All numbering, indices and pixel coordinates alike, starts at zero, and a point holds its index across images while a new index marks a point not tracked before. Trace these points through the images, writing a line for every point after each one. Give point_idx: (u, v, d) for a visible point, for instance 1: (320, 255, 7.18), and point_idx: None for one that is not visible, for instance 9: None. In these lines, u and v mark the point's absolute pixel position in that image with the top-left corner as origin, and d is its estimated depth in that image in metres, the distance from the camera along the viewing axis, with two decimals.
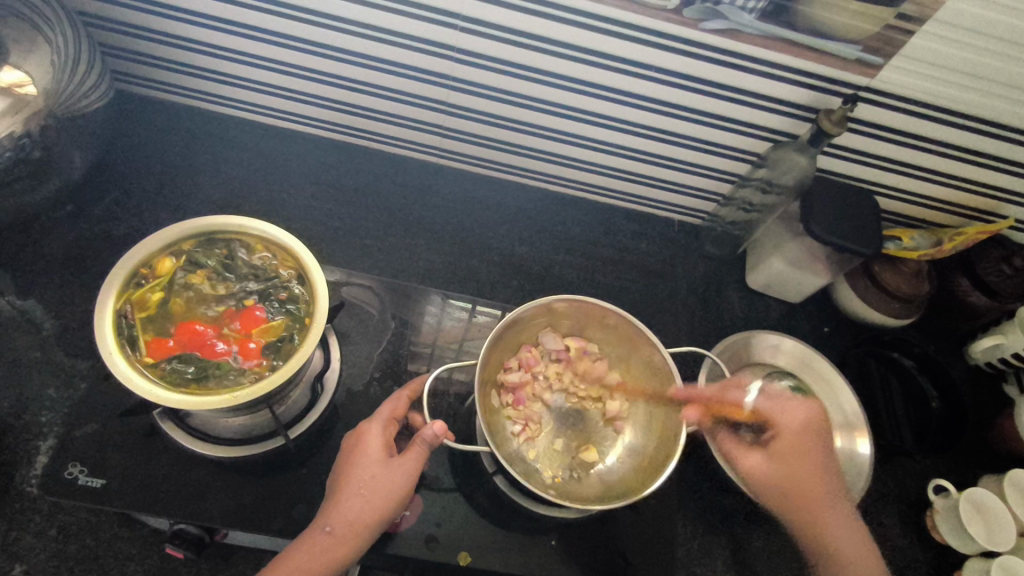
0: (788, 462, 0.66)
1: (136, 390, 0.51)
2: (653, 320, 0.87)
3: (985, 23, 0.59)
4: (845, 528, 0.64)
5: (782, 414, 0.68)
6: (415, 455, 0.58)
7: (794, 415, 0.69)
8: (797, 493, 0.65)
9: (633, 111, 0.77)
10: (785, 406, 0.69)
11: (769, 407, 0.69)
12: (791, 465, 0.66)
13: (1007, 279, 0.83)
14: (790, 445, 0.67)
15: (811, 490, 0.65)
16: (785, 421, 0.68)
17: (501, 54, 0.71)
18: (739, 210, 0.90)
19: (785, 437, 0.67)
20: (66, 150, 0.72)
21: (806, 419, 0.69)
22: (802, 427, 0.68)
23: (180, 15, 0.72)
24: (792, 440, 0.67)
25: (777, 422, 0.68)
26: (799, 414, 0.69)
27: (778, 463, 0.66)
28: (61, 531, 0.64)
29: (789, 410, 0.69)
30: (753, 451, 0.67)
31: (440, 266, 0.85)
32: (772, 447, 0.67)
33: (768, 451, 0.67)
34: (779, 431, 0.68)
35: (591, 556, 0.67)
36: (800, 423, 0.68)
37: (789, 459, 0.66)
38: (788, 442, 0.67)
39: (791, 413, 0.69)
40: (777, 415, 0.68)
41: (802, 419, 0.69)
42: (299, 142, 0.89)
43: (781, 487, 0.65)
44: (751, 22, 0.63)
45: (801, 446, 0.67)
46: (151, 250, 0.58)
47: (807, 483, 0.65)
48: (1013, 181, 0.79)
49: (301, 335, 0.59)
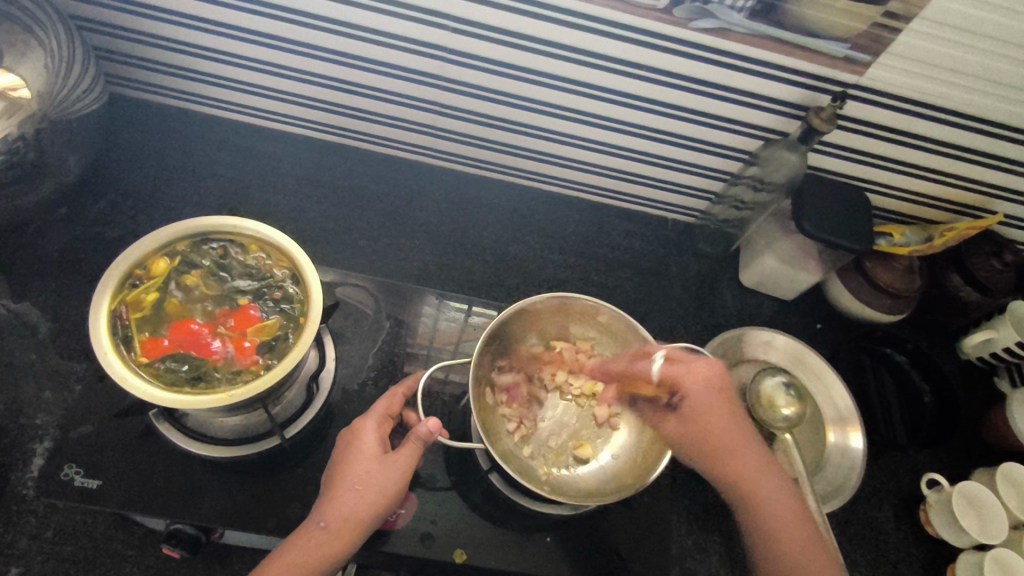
0: (698, 425, 0.62)
1: (132, 390, 0.51)
2: (647, 318, 0.87)
3: (970, 20, 0.60)
4: (772, 486, 0.60)
5: (682, 375, 0.64)
6: (410, 451, 0.58)
7: (695, 371, 0.64)
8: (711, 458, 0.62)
9: (624, 110, 0.78)
10: (684, 365, 0.65)
11: (671, 368, 0.65)
12: (701, 429, 0.62)
13: (997, 273, 0.85)
14: (700, 407, 0.63)
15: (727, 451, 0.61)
16: (687, 384, 0.64)
17: (490, 54, 0.72)
18: (731, 207, 0.91)
19: (691, 397, 0.63)
20: (60, 153, 0.72)
21: (711, 375, 0.64)
22: (707, 385, 0.63)
23: (171, 18, 0.73)
24: (699, 402, 0.63)
25: (680, 384, 0.64)
26: (702, 371, 0.64)
27: (690, 429, 0.63)
28: (57, 532, 0.65)
29: (687, 371, 0.64)
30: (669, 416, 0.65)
31: (435, 266, 0.85)
32: (682, 409, 0.64)
33: (681, 414, 0.64)
34: (685, 392, 0.63)
35: (587, 552, 0.67)
36: (704, 381, 0.64)
37: (699, 423, 0.62)
38: (696, 404, 0.63)
39: (694, 373, 0.64)
40: (679, 375, 0.64)
41: (707, 376, 0.64)
42: (293, 144, 0.89)
43: (693, 452, 0.62)
44: (740, 21, 0.63)
45: (711, 409, 0.63)
46: (146, 251, 0.58)
47: (721, 445, 0.61)
48: (1002, 177, 0.80)
49: (295, 334, 0.59)
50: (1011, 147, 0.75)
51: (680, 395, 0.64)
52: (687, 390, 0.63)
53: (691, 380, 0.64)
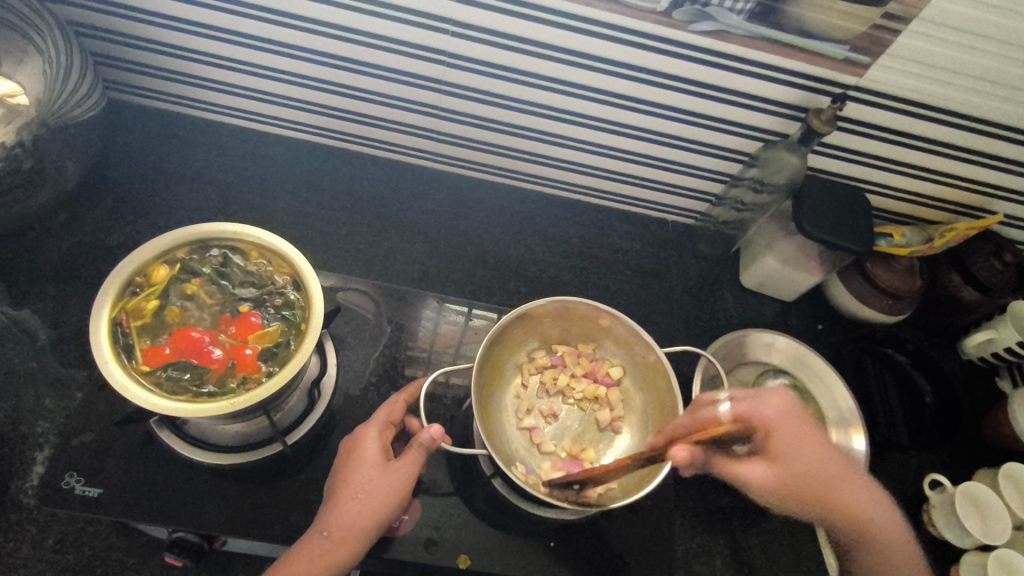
0: (799, 471, 0.56)
1: (133, 399, 0.51)
2: (648, 320, 0.87)
3: (970, 21, 0.60)
4: (869, 502, 0.59)
5: (761, 416, 0.56)
6: (412, 458, 0.58)
7: (776, 407, 0.56)
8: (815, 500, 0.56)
9: (624, 113, 0.78)
10: (760, 405, 0.56)
11: (747, 409, 0.56)
12: (801, 476, 0.56)
13: (997, 273, 0.85)
14: (795, 450, 0.56)
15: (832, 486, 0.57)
16: (771, 420, 0.56)
17: (489, 58, 0.72)
18: (731, 209, 0.91)
19: (780, 438, 0.56)
20: (58, 159, 0.72)
21: (788, 406, 0.57)
22: (790, 421, 0.57)
23: (169, 23, 0.72)
24: (789, 444, 0.56)
25: (761, 426, 0.56)
26: (780, 405, 0.57)
27: (790, 477, 0.55)
28: (58, 542, 0.64)
29: (765, 403, 0.57)
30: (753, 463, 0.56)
31: (435, 270, 0.85)
32: (773, 455, 0.56)
33: (770, 460, 0.56)
34: (772, 435, 0.56)
35: (590, 556, 0.67)
36: (787, 417, 0.57)
37: (797, 467, 0.56)
38: (785, 447, 0.56)
39: (772, 405, 0.57)
40: (758, 416, 0.56)
41: (785, 409, 0.57)
42: (292, 149, 0.89)
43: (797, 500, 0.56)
44: (739, 23, 0.63)
45: (804, 446, 0.56)
46: (146, 259, 0.58)
47: (822, 485, 0.56)
48: (1002, 177, 0.80)
49: (297, 340, 0.59)
50: (1010, 147, 0.75)
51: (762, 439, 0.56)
52: (774, 427, 0.56)
53: (775, 415, 0.56)
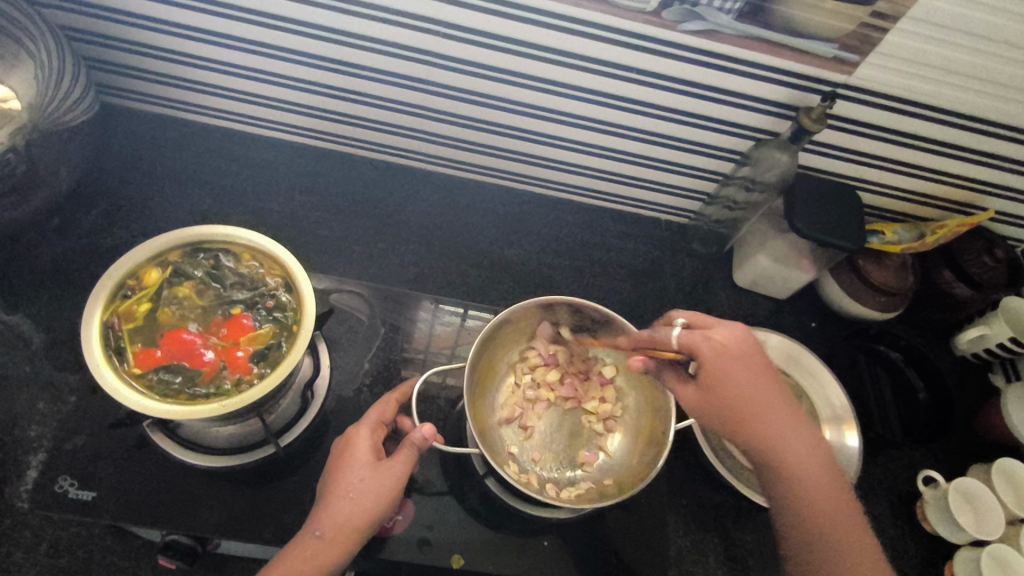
0: (726, 401, 0.57)
1: (124, 402, 0.51)
2: (641, 320, 0.88)
3: (958, 19, 0.61)
4: (806, 460, 0.58)
5: (699, 346, 0.58)
6: (404, 458, 0.58)
7: (717, 344, 0.58)
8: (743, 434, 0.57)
9: (615, 113, 0.78)
10: (700, 337, 0.58)
11: (689, 339, 0.58)
12: (729, 406, 0.57)
13: (989, 270, 0.85)
14: (724, 382, 0.57)
15: (764, 428, 0.57)
16: (707, 353, 0.58)
17: (479, 59, 0.72)
18: (724, 208, 0.91)
19: (712, 370, 0.57)
20: (51, 163, 0.72)
21: (727, 344, 0.58)
22: (730, 357, 0.58)
23: (159, 26, 0.73)
24: (725, 377, 0.57)
25: (697, 357, 0.58)
26: (719, 343, 0.58)
27: (714, 403, 0.57)
28: (52, 546, 0.65)
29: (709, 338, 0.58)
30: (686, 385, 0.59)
31: (429, 271, 0.85)
32: (704, 383, 0.58)
33: (701, 387, 0.58)
34: (702, 365, 0.58)
35: (583, 554, 0.67)
36: (724, 353, 0.58)
37: (724, 397, 0.57)
38: (717, 378, 0.57)
39: (714, 340, 0.58)
40: (697, 347, 0.58)
41: (727, 346, 0.58)
42: (286, 152, 0.89)
43: (721, 426, 0.58)
44: (728, 22, 0.64)
45: (732, 385, 0.57)
46: (137, 261, 0.58)
47: (752, 421, 0.57)
48: (992, 173, 0.81)
49: (288, 342, 0.59)
50: (1000, 144, 0.76)
51: (697, 367, 0.58)
52: (707, 358, 0.58)
53: (713, 349, 0.58)
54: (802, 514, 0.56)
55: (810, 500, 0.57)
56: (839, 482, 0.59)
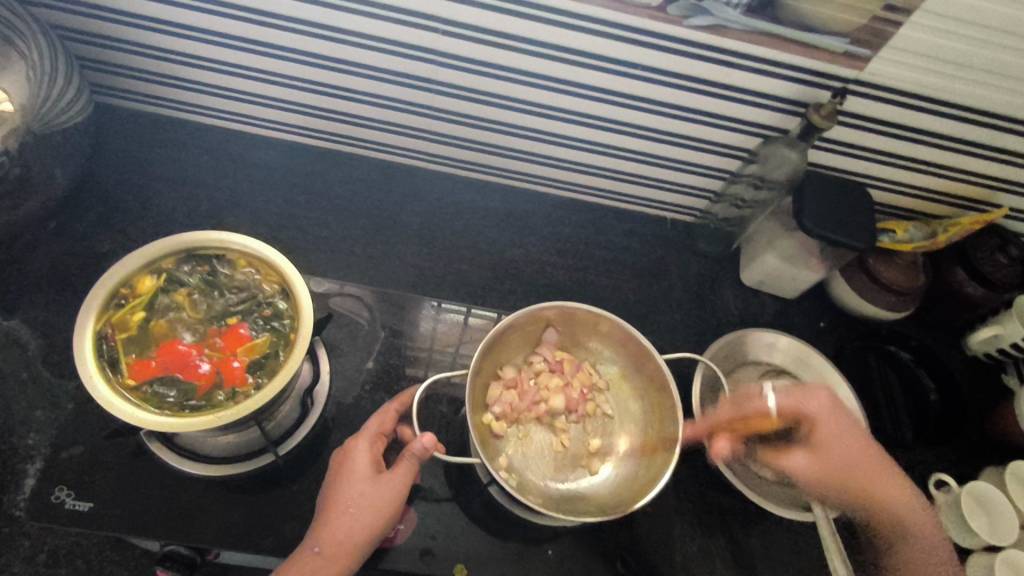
0: (838, 459, 0.64)
1: (118, 414, 0.50)
2: (647, 321, 0.86)
3: (974, 12, 0.59)
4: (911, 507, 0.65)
5: (808, 406, 0.65)
6: (404, 470, 0.57)
7: (820, 402, 0.65)
8: (853, 489, 0.64)
9: (621, 110, 0.76)
10: (807, 398, 0.65)
11: (795, 403, 0.65)
12: (848, 467, 0.64)
13: (1002, 268, 0.83)
14: (842, 446, 0.64)
15: (861, 476, 0.64)
16: (813, 410, 0.65)
17: (479, 56, 0.70)
18: (731, 206, 0.89)
19: (829, 431, 0.64)
20: (47, 166, 0.71)
21: (834, 400, 0.65)
22: (834, 417, 0.64)
23: (151, 25, 0.71)
24: (831, 432, 0.64)
25: (806, 415, 0.65)
26: (827, 399, 0.65)
27: (829, 466, 0.64)
28: (50, 556, 0.66)
29: (813, 396, 0.65)
30: (796, 454, 0.65)
31: (431, 271, 0.84)
32: (814, 447, 0.64)
33: (813, 451, 0.64)
34: (818, 429, 0.64)
35: (588, 563, 0.66)
36: (832, 410, 0.65)
37: (844, 457, 0.64)
38: (832, 442, 0.64)
39: (817, 398, 0.65)
40: (803, 407, 0.65)
41: (832, 405, 0.65)
42: (285, 150, 0.88)
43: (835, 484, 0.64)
44: (737, 17, 0.62)
45: (853, 442, 0.64)
46: (130, 269, 0.57)
47: (856, 471, 0.64)
48: (1007, 170, 0.78)
49: (286, 352, 0.58)
50: (1015, 139, 0.73)
51: (806, 429, 0.65)
52: (814, 416, 0.64)
53: (819, 408, 0.65)
54: (903, 542, 0.64)
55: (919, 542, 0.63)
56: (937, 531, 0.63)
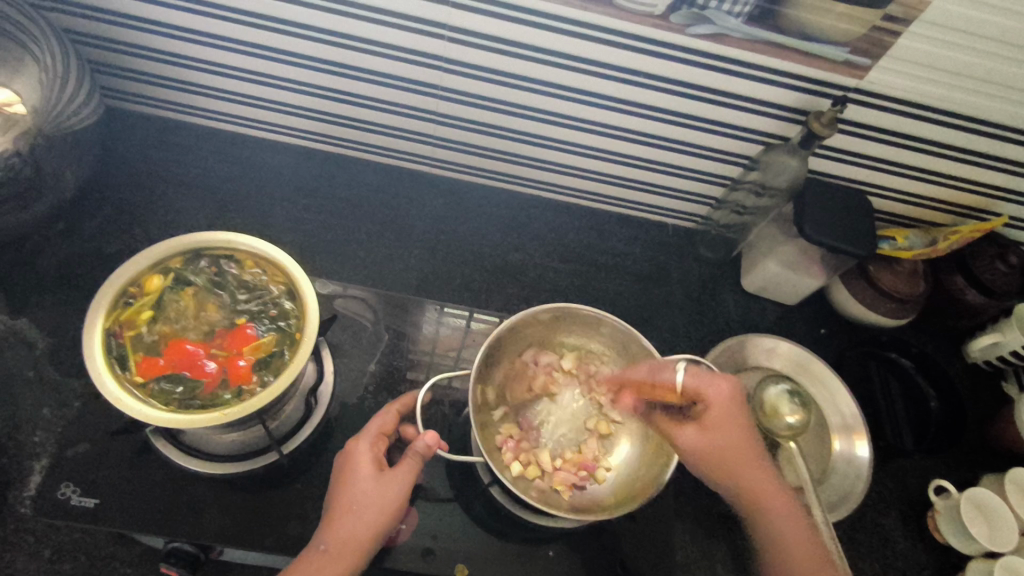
0: (722, 444, 0.59)
1: (126, 410, 0.51)
2: (649, 327, 0.87)
3: (972, 22, 0.59)
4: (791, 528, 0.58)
5: (707, 389, 0.59)
6: (408, 467, 0.58)
7: (719, 391, 0.59)
8: (721, 471, 0.59)
9: (624, 117, 0.77)
10: (706, 382, 0.59)
11: (696, 382, 0.59)
12: (725, 452, 0.59)
13: (1002, 277, 0.84)
14: (727, 427, 0.59)
15: (738, 470, 0.59)
16: (713, 396, 0.59)
17: (484, 63, 0.71)
18: (732, 212, 0.90)
19: (718, 420, 0.59)
20: (58, 167, 0.72)
21: (735, 391, 0.60)
22: (732, 411, 0.59)
23: (163, 30, 0.72)
24: (724, 421, 0.59)
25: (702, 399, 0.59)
26: (726, 392, 0.59)
27: (715, 443, 0.59)
28: (54, 552, 0.65)
29: (713, 384, 0.60)
30: (687, 430, 0.60)
31: (435, 275, 0.85)
32: (703, 427, 0.59)
33: (700, 429, 0.59)
34: (709, 407, 0.59)
35: (588, 564, 0.66)
36: (729, 403, 0.59)
37: (728, 441, 0.59)
38: (723, 423, 0.59)
39: (720, 389, 0.59)
40: (702, 391, 0.59)
41: (731, 394, 0.60)
42: (292, 154, 0.89)
43: (713, 469, 0.59)
44: (738, 26, 0.63)
45: (737, 433, 0.59)
46: (139, 268, 0.58)
47: (738, 464, 0.59)
48: (1007, 178, 0.79)
49: (292, 351, 0.59)
50: (1014, 147, 0.74)
51: (700, 406, 0.60)
52: (712, 402, 0.59)
53: (717, 398, 0.59)
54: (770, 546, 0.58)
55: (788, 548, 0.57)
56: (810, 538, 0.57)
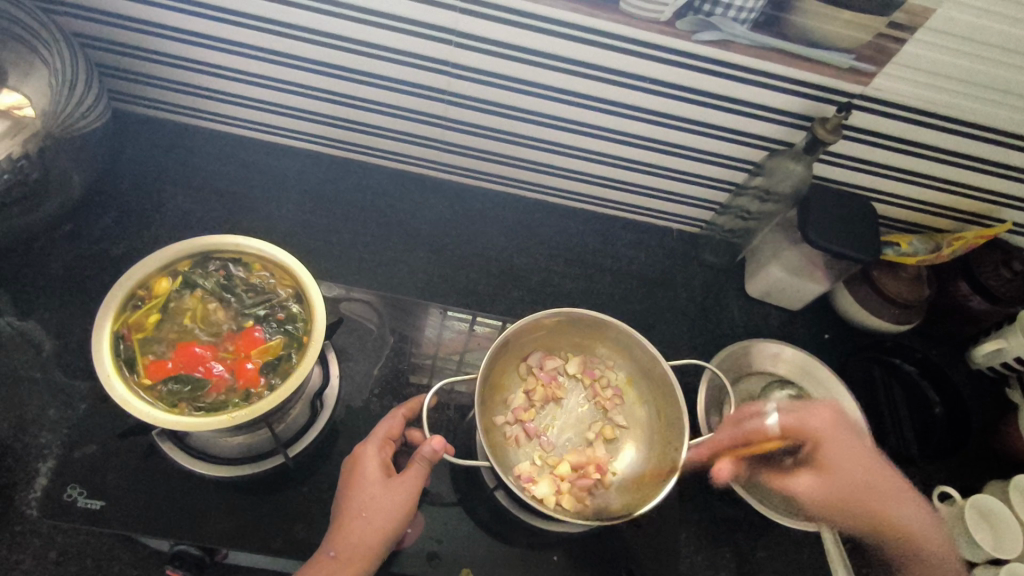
0: (846, 471, 0.67)
1: (133, 412, 0.51)
2: (653, 332, 0.87)
3: (978, 30, 0.60)
4: (916, 517, 0.67)
5: (811, 422, 0.68)
6: (415, 471, 0.58)
7: (821, 418, 0.69)
8: (853, 498, 0.66)
9: (630, 122, 0.77)
10: (806, 416, 0.69)
11: (797, 423, 0.68)
12: (850, 475, 0.67)
13: (1006, 283, 0.83)
14: (845, 458, 0.67)
15: (867, 487, 0.67)
16: (814, 428, 0.68)
17: (492, 68, 0.72)
18: (736, 218, 0.90)
19: (828, 445, 0.68)
20: (66, 170, 0.72)
21: (834, 416, 0.70)
22: (840, 435, 0.68)
23: (173, 34, 0.73)
24: (836, 450, 0.67)
25: (808, 433, 0.68)
26: (828, 416, 0.70)
27: (836, 474, 0.67)
28: (60, 553, 0.65)
29: (812, 414, 0.69)
30: (804, 474, 0.68)
31: (440, 279, 0.85)
32: (818, 462, 0.68)
33: (817, 467, 0.68)
34: (820, 446, 0.68)
35: (593, 569, 0.66)
36: (832, 426, 0.69)
37: (848, 468, 0.67)
38: (836, 455, 0.67)
39: (818, 416, 0.69)
40: (807, 425, 0.68)
41: (829, 422, 0.69)
42: (297, 158, 0.89)
43: (846, 499, 0.66)
44: (744, 32, 0.63)
45: (853, 453, 0.68)
46: (148, 271, 0.58)
47: (865, 485, 0.67)
48: (1011, 185, 0.79)
49: (298, 354, 0.59)
50: (1018, 154, 0.74)
51: (812, 446, 0.68)
52: (817, 434, 0.68)
53: (820, 425, 0.68)
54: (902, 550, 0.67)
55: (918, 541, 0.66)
56: (929, 526, 0.68)
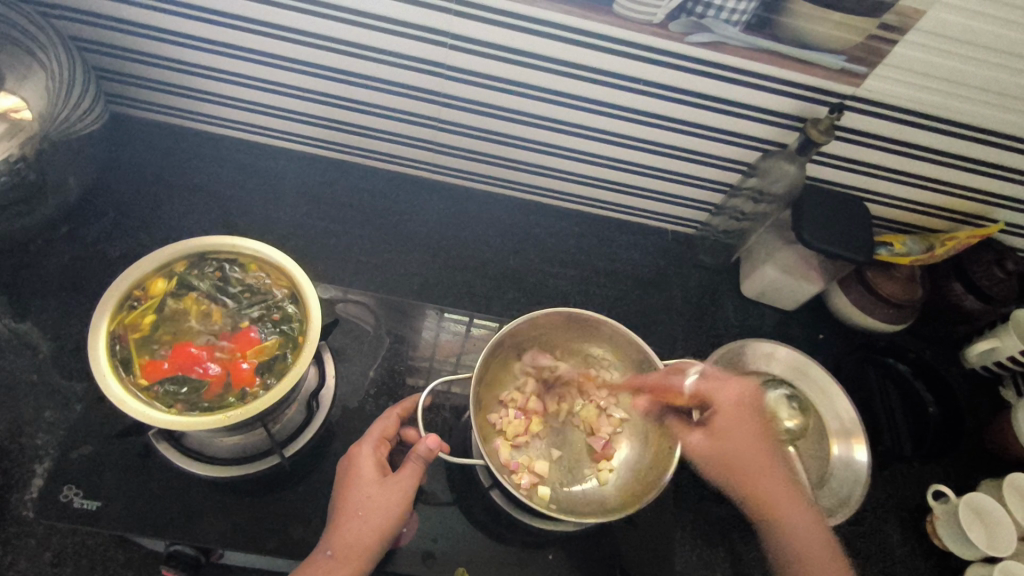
0: (735, 444, 0.64)
1: (129, 412, 0.51)
2: (650, 332, 0.87)
3: (968, 31, 0.60)
4: (796, 510, 0.63)
5: (717, 390, 0.65)
6: (411, 471, 0.58)
7: (730, 394, 0.65)
8: (737, 469, 0.64)
9: (623, 124, 0.78)
10: (718, 385, 0.66)
11: (706, 387, 0.65)
12: (739, 449, 0.63)
13: (998, 282, 0.84)
14: (734, 428, 0.64)
15: (751, 464, 0.63)
16: (722, 399, 0.65)
17: (487, 71, 0.72)
18: (731, 218, 0.91)
19: (726, 418, 0.65)
20: (62, 172, 0.72)
21: (744, 395, 0.66)
22: (742, 412, 0.65)
23: (170, 38, 0.73)
24: (732, 422, 0.64)
25: (713, 400, 0.65)
26: (736, 393, 0.66)
27: (726, 443, 0.64)
28: (56, 555, 0.64)
29: (724, 386, 0.66)
30: (693, 431, 0.65)
31: (436, 280, 0.85)
32: (714, 427, 0.64)
33: (711, 433, 0.64)
34: (718, 411, 0.65)
35: (588, 567, 0.67)
36: (738, 403, 0.65)
37: (739, 442, 0.64)
38: (732, 427, 0.64)
39: (729, 390, 0.66)
40: (714, 393, 0.65)
41: (739, 396, 0.66)
42: (293, 161, 0.90)
43: (726, 470, 0.64)
44: (735, 34, 0.64)
45: (746, 430, 0.64)
46: (144, 272, 0.58)
47: (750, 461, 0.64)
48: (1003, 185, 0.80)
49: (294, 354, 0.59)
50: (1009, 154, 0.75)
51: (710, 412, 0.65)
52: (721, 404, 0.65)
53: (727, 399, 0.65)
54: (784, 546, 0.62)
55: (794, 532, 0.62)
56: (820, 526, 0.63)
